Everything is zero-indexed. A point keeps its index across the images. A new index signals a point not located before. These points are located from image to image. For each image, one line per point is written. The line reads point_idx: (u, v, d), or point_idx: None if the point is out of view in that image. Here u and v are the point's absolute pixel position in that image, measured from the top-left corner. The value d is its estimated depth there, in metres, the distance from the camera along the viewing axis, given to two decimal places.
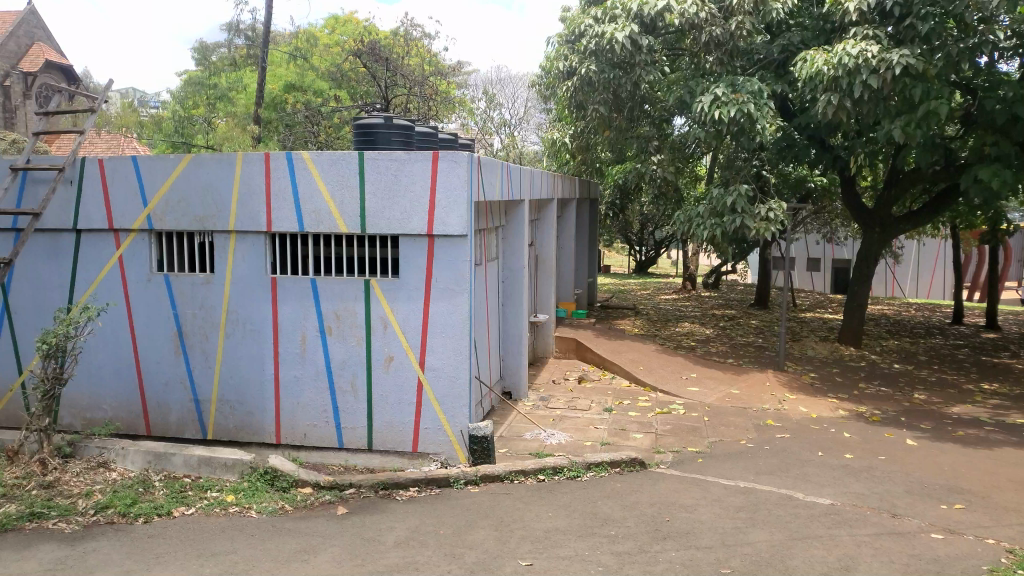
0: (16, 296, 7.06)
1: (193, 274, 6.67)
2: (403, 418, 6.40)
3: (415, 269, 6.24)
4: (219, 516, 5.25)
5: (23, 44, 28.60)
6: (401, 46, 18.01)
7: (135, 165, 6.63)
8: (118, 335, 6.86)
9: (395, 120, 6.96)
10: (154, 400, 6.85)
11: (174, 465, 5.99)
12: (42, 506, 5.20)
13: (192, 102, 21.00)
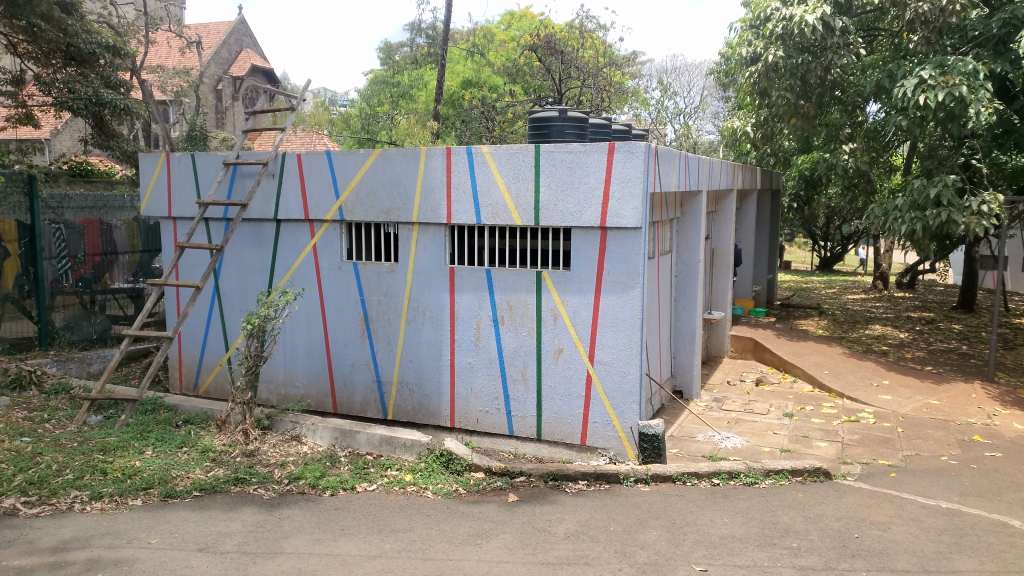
0: (226, 280, 7.77)
1: (379, 263, 7.02)
2: (572, 410, 6.36)
3: (588, 262, 6.16)
4: (398, 495, 5.49)
5: (233, 51, 31.59)
6: (576, 39, 18.04)
7: (329, 160, 7.07)
8: (311, 318, 7.37)
9: (570, 113, 6.95)
10: (341, 379, 7.30)
11: (358, 442, 6.33)
12: (245, 472, 5.67)
13: (378, 100, 22.25)
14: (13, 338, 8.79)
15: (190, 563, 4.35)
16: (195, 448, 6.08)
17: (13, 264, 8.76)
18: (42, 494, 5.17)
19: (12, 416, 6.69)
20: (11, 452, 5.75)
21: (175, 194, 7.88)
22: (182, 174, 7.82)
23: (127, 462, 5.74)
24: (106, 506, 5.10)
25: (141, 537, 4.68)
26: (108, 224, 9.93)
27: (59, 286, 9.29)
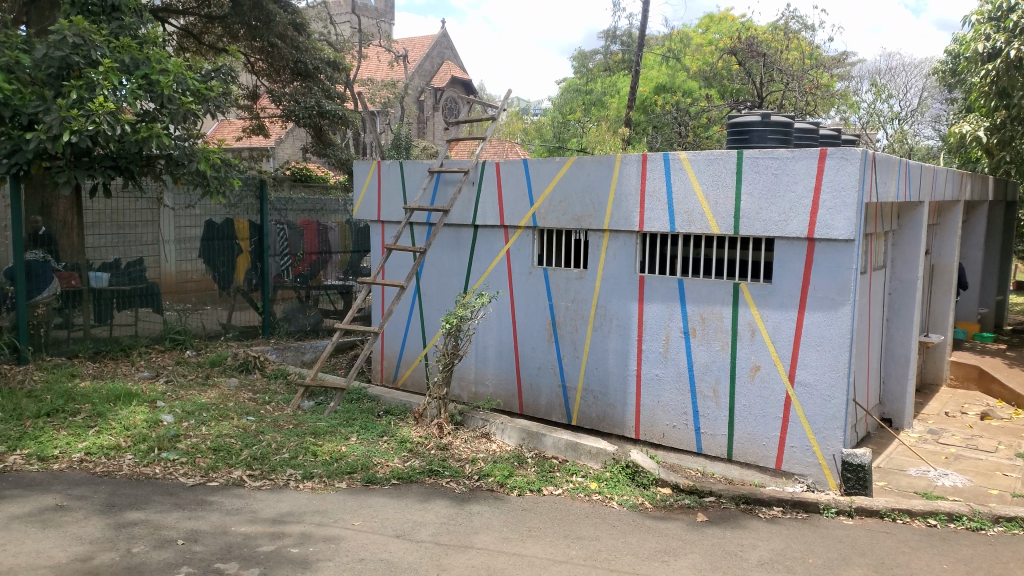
0: (426, 281, 8.19)
1: (569, 269, 7.06)
2: (767, 431, 6.02)
3: (791, 275, 5.82)
4: (584, 502, 5.48)
5: (435, 63, 33.48)
6: (780, 41, 17.28)
7: (526, 167, 7.23)
8: (502, 320, 7.57)
9: (773, 117, 6.60)
10: (528, 381, 7.42)
11: (545, 445, 6.40)
12: (439, 464, 5.92)
13: (570, 108, 22.61)
14: (242, 326, 9.82)
15: (388, 547, 4.60)
16: (394, 438, 6.43)
17: (245, 260, 9.80)
18: (264, 469, 5.69)
19: (240, 396, 7.45)
20: (239, 429, 6.40)
21: (383, 199, 8.42)
22: (391, 180, 8.34)
23: (335, 446, 6.19)
24: (316, 485, 5.53)
25: (346, 517, 5.01)
26: (324, 225, 10.82)
27: (281, 281, 10.24)
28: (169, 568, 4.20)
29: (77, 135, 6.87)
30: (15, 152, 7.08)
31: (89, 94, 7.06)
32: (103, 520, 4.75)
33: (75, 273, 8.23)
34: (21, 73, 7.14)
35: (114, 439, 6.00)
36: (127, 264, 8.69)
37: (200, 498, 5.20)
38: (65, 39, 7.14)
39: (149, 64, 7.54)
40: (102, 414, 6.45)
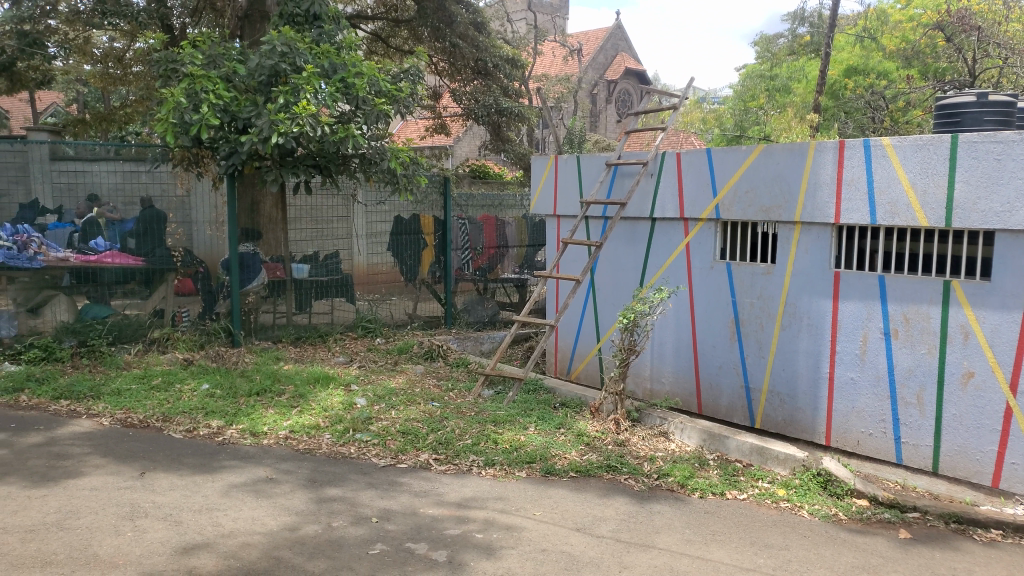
0: (601, 275, 8.14)
1: (754, 264, 6.75)
2: (982, 445, 5.41)
3: (1015, 272, 5.19)
4: (770, 509, 5.21)
5: (608, 56, 33.41)
6: (997, 11, 15.55)
7: (708, 158, 6.98)
8: (680, 317, 7.37)
9: (991, 97, 5.91)
10: (708, 381, 7.17)
11: (728, 447, 6.16)
12: (617, 461, 5.85)
13: (751, 94, 21.69)
14: (427, 317, 10.30)
15: (570, 540, 4.61)
16: (571, 431, 6.45)
17: (429, 253, 10.23)
18: (449, 454, 5.91)
19: (425, 382, 7.80)
20: (425, 414, 6.69)
21: (560, 193, 8.47)
22: (568, 175, 8.36)
23: (515, 435, 6.30)
24: (498, 473, 5.65)
25: (528, 507, 5.09)
26: (502, 220, 11.08)
27: (462, 274, 10.60)
28: (366, 543, 4.46)
29: (284, 137, 7.47)
30: (232, 154, 7.84)
31: (294, 98, 7.62)
32: (307, 494, 5.13)
33: (280, 265, 9.04)
34: (237, 82, 7.85)
35: (315, 419, 6.48)
36: (325, 257, 9.37)
37: (391, 479, 5.49)
38: (274, 48, 7.78)
39: (345, 69, 8.04)
40: (304, 395, 6.98)
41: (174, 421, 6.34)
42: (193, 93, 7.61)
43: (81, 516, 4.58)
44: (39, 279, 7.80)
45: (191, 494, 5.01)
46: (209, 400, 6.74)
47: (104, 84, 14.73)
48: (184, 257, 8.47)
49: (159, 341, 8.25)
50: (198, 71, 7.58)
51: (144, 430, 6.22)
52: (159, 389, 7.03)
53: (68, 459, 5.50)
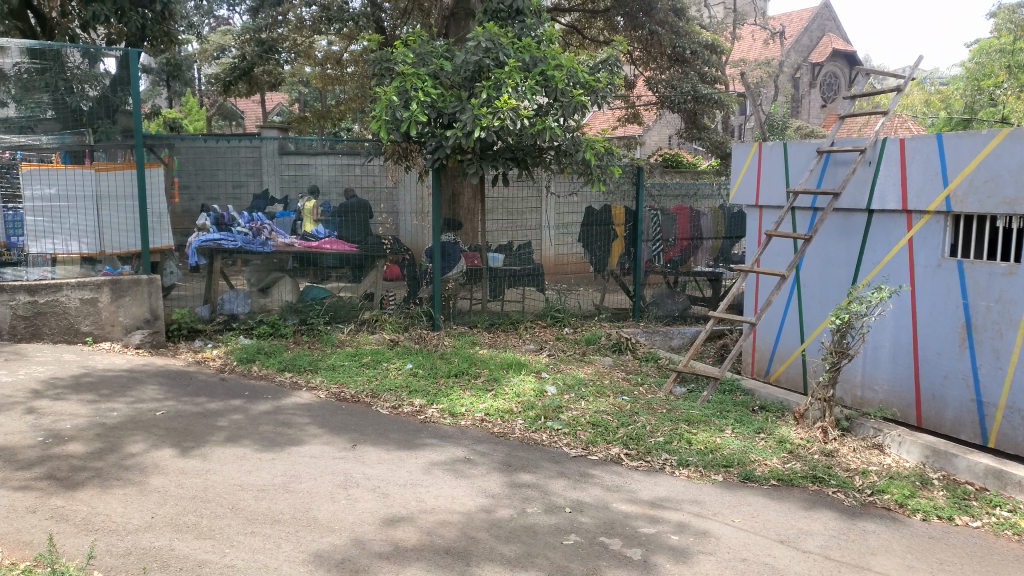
0: (808, 271, 7.62)
1: (993, 263, 6.00)
2: None
3: None
4: (1011, 542, 4.61)
5: (814, 38, 31.30)
6: None
7: (939, 144, 6.29)
8: (900, 319, 6.71)
9: None
10: (931, 391, 6.49)
11: (957, 467, 5.52)
12: (823, 472, 5.46)
13: (985, 72, 19.40)
14: (614, 308, 10.23)
15: (773, 552, 4.35)
16: (772, 436, 6.10)
17: (619, 245, 10.18)
18: (641, 450, 5.80)
19: (614, 375, 7.74)
20: (616, 407, 6.62)
21: (764, 182, 8.02)
22: (773, 164, 7.90)
23: (709, 436, 6.07)
24: (692, 474, 5.47)
25: (725, 512, 4.87)
26: (697, 211, 10.72)
27: (652, 266, 10.41)
28: (559, 533, 4.48)
29: (486, 130, 7.70)
30: (438, 148, 8.20)
31: (497, 92, 7.81)
32: (501, 478, 5.25)
33: (477, 253, 9.34)
34: (444, 78, 8.15)
35: (508, 404, 6.61)
36: (518, 246, 9.55)
37: (583, 470, 5.48)
38: (479, 44, 8.01)
39: (545, 62, 8.16)
40: (498, 379, 7.17)
41: (381, 397, 6.76)
42: (404, 91, 8.01)
43: (303, 481, 4.99)
44: (269, 262, 8.60)
45: (396, 468, 5.29)
46: (412, 379, 7.12)
47: (323, 84, 16.01)
48: (393, 244, 8.98)
49: (369, 322, 8.86)
50: (409, 70, 7.95)
51: (355, 404, 6.68)
52: (369, 366, 7.53)
53: (291, 427, 6.03)
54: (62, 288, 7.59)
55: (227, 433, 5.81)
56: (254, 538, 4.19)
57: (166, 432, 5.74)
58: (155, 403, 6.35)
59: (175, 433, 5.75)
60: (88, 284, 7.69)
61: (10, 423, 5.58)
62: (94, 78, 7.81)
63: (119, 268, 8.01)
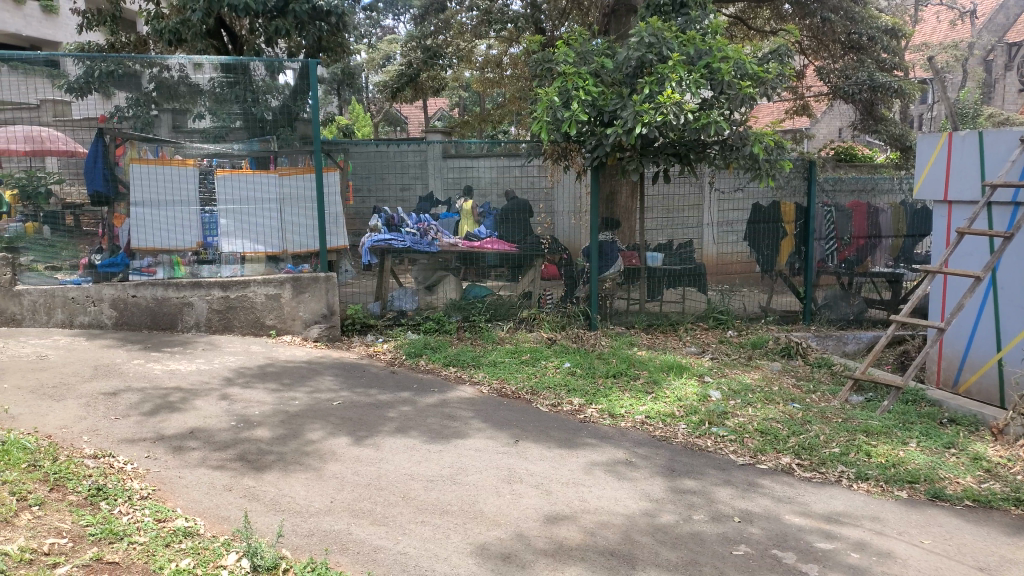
0: (1007, 273, 6.88)
1: None
2: None
3: None
4: None
5: (1012, 14, 27.82)
6: None
7: None
8: None
9: None
10: None
11: None
12: None
13: None
14: (782, 311, 9.74)
15: None
16: (966, 453, 5.57)
17: (788, 243, 9.70)
18: (814, 461, 5.47)
19: (784, 381, 7.36)
20: (786, 415, 6.29)
21: (955, 175, 7.33)
22: (966, 155, 7.21)
23: (892, 449, 5.62)
24: (873, 489, 5.09)
25: (913, 532, 4.49)
26: (875, 207, 10.00)
27: (824, 266, 9.83)
28: (727, 543, 4.30)
29: (648, 127, 7.55)
30: (598, 146, 8.16)
31: (659, 88, 7.67)
32: (664, 482, 5.13)
33: (635, 253, 9.22)
34: (605, 76, 8.10)
35: (671, 407, 6.46)
36: (678, 245, 9.31)
37: (751, 479, 5.23)
38: (642, 40, 7.90)
39: (710, 54, 7.91)
40: (658, 382, 7.02)
41: (541, 395, 6.82)
42: (565, 90, 8.03)
43: (469, 474, 5.11)
44: (434, 262, 8.91)
45: (558, 466, 5.31)
46: (571, 378, 7.13)
47: (484, 88, 16.44)
48: (552, 244, 9.06)
49: (527, 321, 8.96)
50: (570, 69, 7.97)
51: (516, 400, 6.78)
52: (528, 363, 7.62)
53: (456, 421, 6.20)
54: (250, 285, 8.24)
55: (396, 424, 6.07)
56: (424, 527, 4.34)
57: (342, 421, 6.08)
58: (331, 393, 6.75)
59: (350, 422, 6.07)
60: (273, 281, 8.30)
61: (207, 407, 6.12)
62: (276, 89, 8.34)
63: (299, 266, 8.56)
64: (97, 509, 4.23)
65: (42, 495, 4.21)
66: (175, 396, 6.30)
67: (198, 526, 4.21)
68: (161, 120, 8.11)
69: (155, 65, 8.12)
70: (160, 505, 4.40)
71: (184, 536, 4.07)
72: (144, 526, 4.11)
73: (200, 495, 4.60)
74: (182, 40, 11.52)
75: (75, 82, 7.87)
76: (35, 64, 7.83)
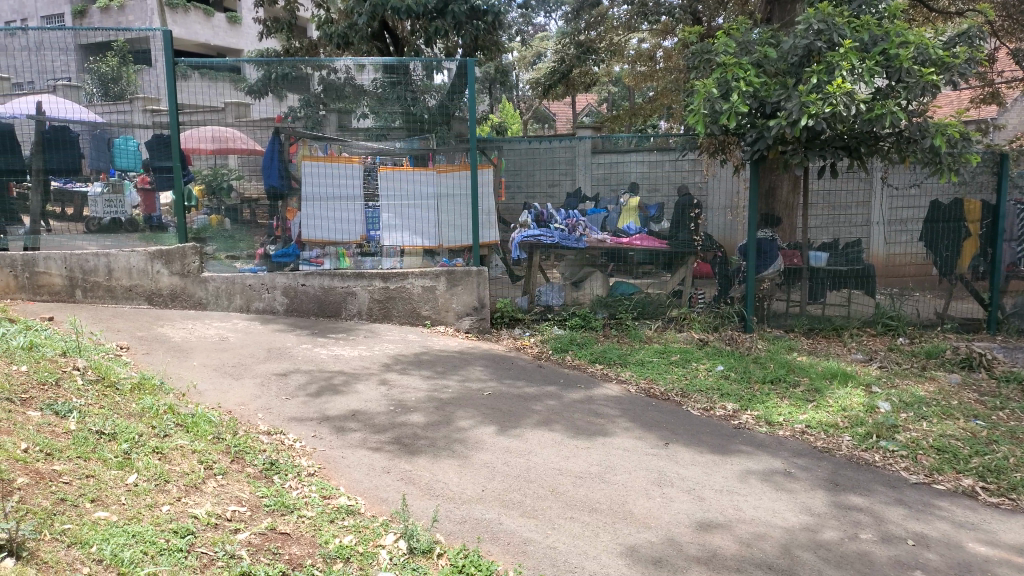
0: None
1: None
2: None
3: None
4: None
5: None
6: None
7: None
8: None
9: None
10: None
11: None
12: None
13: None
14: (962, 318, 8.99)
15: None
16: None
17: (971, 244, 8.94)
18: (1001, 486, 4.97)
19: (963, 395, 6.74)
20: (967, 433, 5.76)
21: None
22: None
23: None
24: None
25: None
26: None
27: (1015, 270, 8.98)
28: (900, 567, 3.99)
29: (814, 118, 7.16)
30: (758, 139, 7.81)
31: (828, 76, 7.26)
32: (827, 496, 4.83)
33: (797, 252, 8.74)
34: (768, 66, 7.74)
35: (833, 417, 6.08)
36: (844, 245, 8.78)
37: (926, 500, 4.83)
38: (810, 27, 7.48)
39: (887, 39, 7.39)
40: (820, 390, 6.62)
41: (692, 397, 6.63)
42: (725, 81, 7.75)
43: (618, 473, 5.05)
44: (582, 257, 8.90)
45: (711, 472, 5.13)
46: (725, 382, 6.87)
47: (636, 83, 16.23)
48: (705, 241, 8.79)
49: (677, 320, 8.77)
50: (731, 59, 7.67)
51: (665, 402, 6.63)
52: (678, 364, 7.43)
53: (603, 419, 6.14)
54: (408, 277, 8.59)
55: (544, 418, 6.10)
56: (574, 523, 4.32)
57: (491, 411, 6.19)
58: (481, 383, 6.89)
59: (498, 413, 6.17)
60: (428, 273, 8.62)
61: (367, 392, 6.43)
62: (432, 88, 8.66)
63: (454, 260, 8.81)
64: (271, 483, 4.55)
65: (223, 465, 4.57)
66: (337, 379, 6.67)
67: (359, 505, 4.42)
68: (328, 120, 8.56)
69: (324, 67, 8.51)
70: (325, 482, 4.66)
71: (347, 514, 4.29)
72: (311, 501, 4.38)
73: (361, 475, 4.83)
74: (349, 43, 12.18)
75: (255, 84, 8.45)
76: (220, 70, 8.34)
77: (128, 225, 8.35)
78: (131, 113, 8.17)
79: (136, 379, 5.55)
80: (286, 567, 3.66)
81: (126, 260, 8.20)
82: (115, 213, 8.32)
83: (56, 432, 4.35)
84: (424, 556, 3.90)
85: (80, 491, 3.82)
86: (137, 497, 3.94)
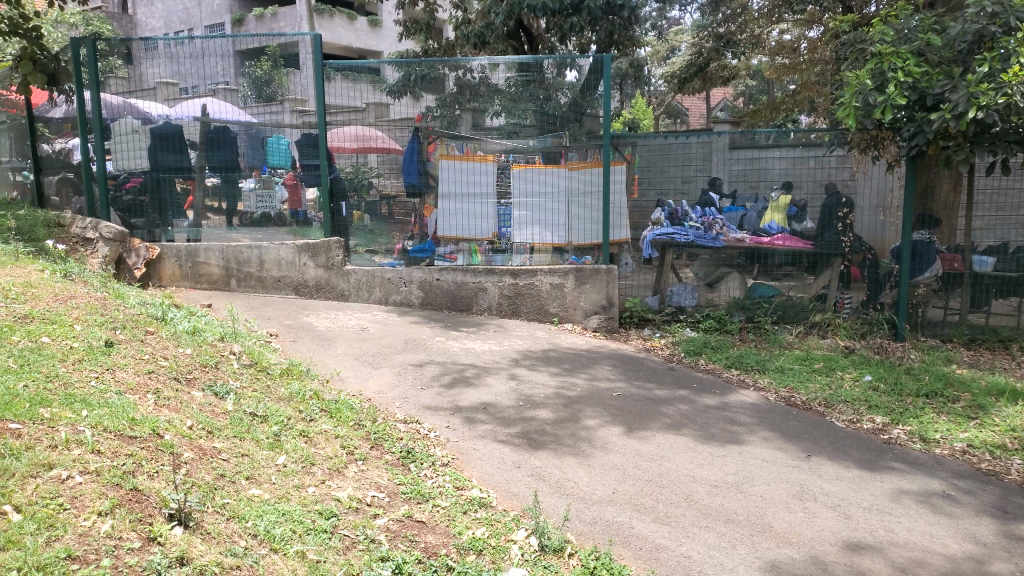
0: None
1: None
2: None
3: None
4: None
5: None
6: None
7: None
8: None
9: None
10: None
11: None
12: None
13: None
14: None
15: None
16: None
17: None
18: None
19: None
20: None
21: None
22: None
23: None
24: None
25: None
26: None
27: None
28: None
29: (984, 110, 6.63)
30: (917, 133, 7.31)
31: (1003, 64, 6.64)
32: (995, 525, 4.42)
33: (958, 256, 8.12)
34: (931, 54, 7.18)
35: (1000, 437, 5.57)
36: (1014, 249, 8.11)
37: None
38: (982, 9, 6.91)
39: None
40: (985, 407, 6.08)
41: (838, 408, 6.26)
42: (880, 72, 7.29)
43: (756, 484, 4.85)
44: (718, 258, 8.61)
45: (860, 489, 4.83)
46: (874, 394, 6.43)
47: (778, 76, 15.56)
48: (854, 242, 8.31)
49: (820, 325, 8.33)
50: (888, 48, 7.18)
51: (808, 411, 6.30)
52: (821, 372, 7.05)
53: (739, 426, 5.92)
54: (537, 274, 8.61)
55: (677, 422, 5.95)
56: (710, 533, 4.19)
57: (621, 411, 6.10)
58: (610, 383, 6.81)
59: (629, 414, 6.07)
60: (558, 271, 8.60)
61: (498, 385, 6.50)
62: (565, 86, 8.60)
63: (584, 258, 8.75)
64: (407, 470, 4.68)
65: (364, 451, 4.75)
66: (470, 371, 6.80)
67: (491, 498, 4.48)
68: (463, 119, 8.67)
69: (460, 67, 8.68)
70: (459, 474, 4.75)
71: (480, 506, 4.35)
72: (446, 491, 4.47)
73: (493, 469, 4.89)
74: (485, 43, 12.37)
75: (395, 85, 8.62)
76: (361, 71, 8.66)
77: (278, 219, 8.84)
78: (282, 114, 8.66)
79: (285, 365, 5.88)
80: (422, 555, 3.75)
81: (276, 252, 8.74)
82: (266, 207, 8.84)
83: (216, 411, 4.67)
84: (555, 554, 3.89)
85: (238, 468, 4.08)
86: (286, 478, 4.15)
